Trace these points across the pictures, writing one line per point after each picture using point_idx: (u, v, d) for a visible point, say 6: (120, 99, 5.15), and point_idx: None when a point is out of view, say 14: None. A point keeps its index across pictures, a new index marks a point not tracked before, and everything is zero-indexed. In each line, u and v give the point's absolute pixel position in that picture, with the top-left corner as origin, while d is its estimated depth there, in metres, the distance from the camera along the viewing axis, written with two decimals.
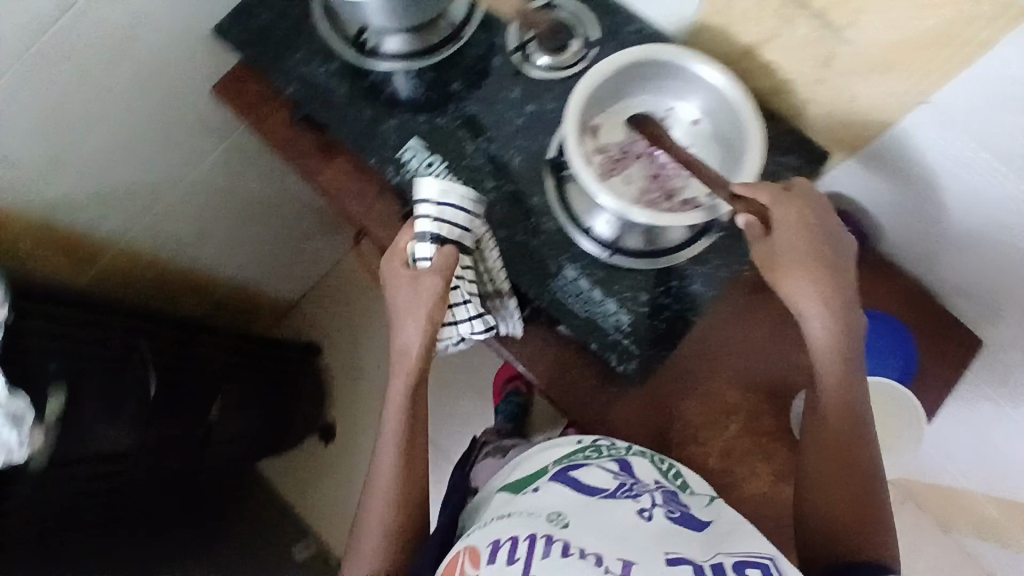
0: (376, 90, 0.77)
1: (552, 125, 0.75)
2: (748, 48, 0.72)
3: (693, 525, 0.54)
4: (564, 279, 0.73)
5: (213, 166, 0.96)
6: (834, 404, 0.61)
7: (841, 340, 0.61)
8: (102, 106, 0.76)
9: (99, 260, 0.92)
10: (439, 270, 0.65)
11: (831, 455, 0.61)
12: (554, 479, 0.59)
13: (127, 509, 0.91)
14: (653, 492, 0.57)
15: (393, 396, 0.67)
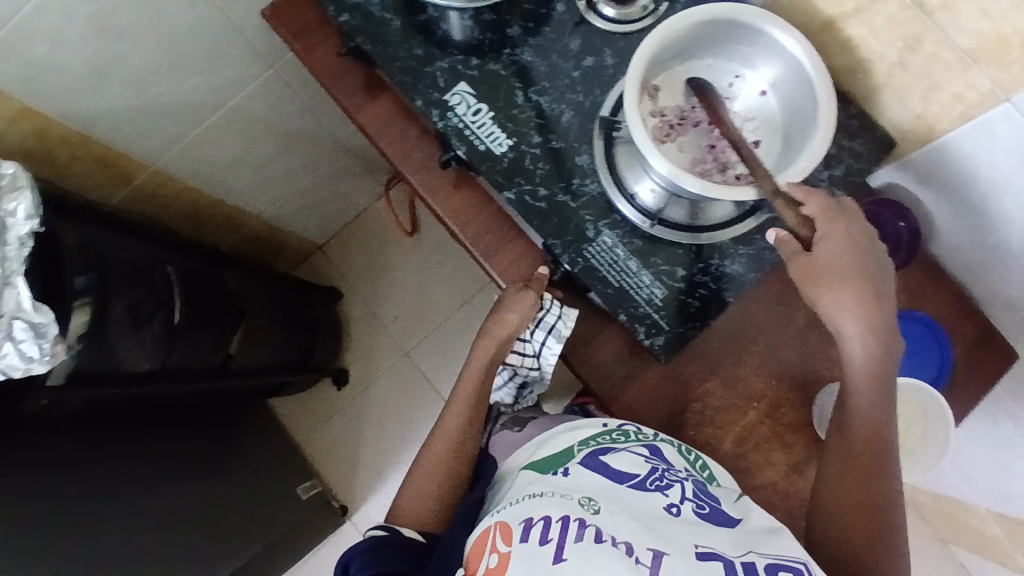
0: (430, 28, 0.74)
1: (608, 83, 0.72)
2: (830, 19, 0.67)
3: (722, 520, 0.54)
4: (600, 245, 0.70)
5: (254, 93, 0.95)
6: (861, 428, 0.61)
7: (875, 365, 0.60)
8: (157, 20, 0.76)
9: (134, 178, 0.93)
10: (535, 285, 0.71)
11: (851, 477, 0.61)
12: (584, 464, 0.59)
13: (152, 419, 0.95)
14: (684, 482, 0.57)
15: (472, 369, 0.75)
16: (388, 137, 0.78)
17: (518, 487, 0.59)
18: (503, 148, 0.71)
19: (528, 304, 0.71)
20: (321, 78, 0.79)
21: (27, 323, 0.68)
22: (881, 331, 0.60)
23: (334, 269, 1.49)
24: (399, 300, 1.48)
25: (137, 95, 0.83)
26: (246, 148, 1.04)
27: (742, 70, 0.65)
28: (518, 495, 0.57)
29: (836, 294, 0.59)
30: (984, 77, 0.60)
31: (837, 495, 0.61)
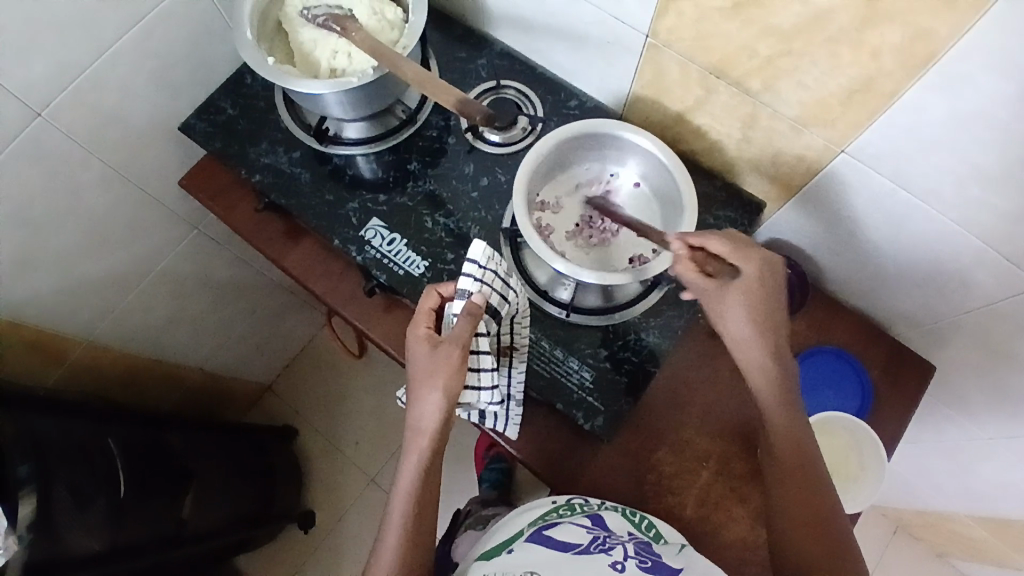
0: (339, 173, 0.81)
1: (505, 196, 0.80)
2: (679, 115, 0.77)
3: (664, 570, 0.63)
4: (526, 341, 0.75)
5: (183, 253, 0.99)
6: (786, 443, 0.64)
7: (778, 382, 0.64)
8: (77, 204, 0.80)
9: (68, 356, 0.92)
10: (457, 341, 0.62)
11: (794, 487, 0.63)
12: (530, 540, 0.66)
13: None
14: (626, 543, 0.66)
15: (405, 473, 0.65)
16: (315, 275, 0.82)
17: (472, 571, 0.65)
18: (420, 269, 0.77)
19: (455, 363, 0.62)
20: (243, 233, 0.84)
21: None
22: (773, 349, 0.64)
23: (285, 407, 1.47)
24: (354, 425, 1.46)
25: (64, 278, 0.84)
26: (180, 306, 1.06)
27: (614, 168, 0.75)
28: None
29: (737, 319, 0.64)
30: (817, 137, 0.67)
31: (789, 516, 0.62)
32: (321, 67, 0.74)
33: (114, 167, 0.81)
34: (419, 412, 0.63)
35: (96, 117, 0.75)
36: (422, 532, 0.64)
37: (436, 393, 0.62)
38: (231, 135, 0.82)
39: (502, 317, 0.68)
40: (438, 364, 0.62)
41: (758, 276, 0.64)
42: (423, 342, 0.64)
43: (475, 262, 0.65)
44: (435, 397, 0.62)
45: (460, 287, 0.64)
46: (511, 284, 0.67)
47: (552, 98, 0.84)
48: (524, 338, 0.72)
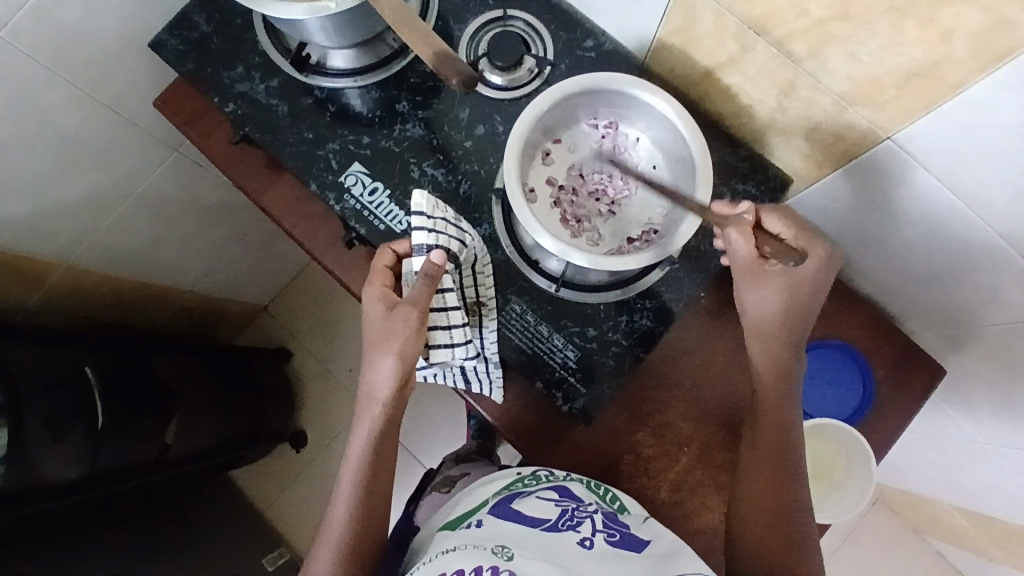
0: (321, 107, 0.73)
1: (503, 149, 0.72)
2: (708, 71, 0.67)
3: (629, 546, 0.63)
4: (510, 313, 0.70)
5: (164, 176, 0.94)
6: (769, 424, 0.63)
7: (778, 366, 0.62)
8: (41, 127, 0.74)
9: (48, 280, 0.90)
10: (415, 303, 0.59)
11: (768, 469, 0.62)
12: (496, 512, 0.66)
13: (104, 520, 0.91)
14: (594, 515, 0.65)
15: (359, 439, 0.65)
16: (294, 219, 0.77)
17: (436, 543, 0.64)
18: (404, 226, 0.71)
19: (413, 326, 0.59)
20: (220, 166, 0.78)
21: None
22: (789, 324, 0.61)
23: (280, 328, 1.47)
24: (348, 352, 1.46)
25: (34, 202, 0.80)
26: (166, 229, 1.02)
27: (624, 132, 0.66)
28: (436, 549, 0.62)
29: (755, 291, 0.61)
30: (862, 119, 0.58)
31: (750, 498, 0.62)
32: None
33: (77, 85, 0.74)
34: (373, 377, 0.62)
35: (49, 30, 0.66)
36: (375, 503, 0.65)
37: (389, 357, 0.60)
38: (204, 56, 0.74)
39: (463, 265, 0.66)
40: (392, 329, 0.60)
41: (812, 274, 0.60)
42: (379, 303, 0.61)
43: (423, 215, 0.62)
44: (389, 360, 0.61)
45: (415, 244, 0.61)
46: (464, 227, 0.65)
47: (566, 35, 0.73)
48: (489, 291, 0.69)
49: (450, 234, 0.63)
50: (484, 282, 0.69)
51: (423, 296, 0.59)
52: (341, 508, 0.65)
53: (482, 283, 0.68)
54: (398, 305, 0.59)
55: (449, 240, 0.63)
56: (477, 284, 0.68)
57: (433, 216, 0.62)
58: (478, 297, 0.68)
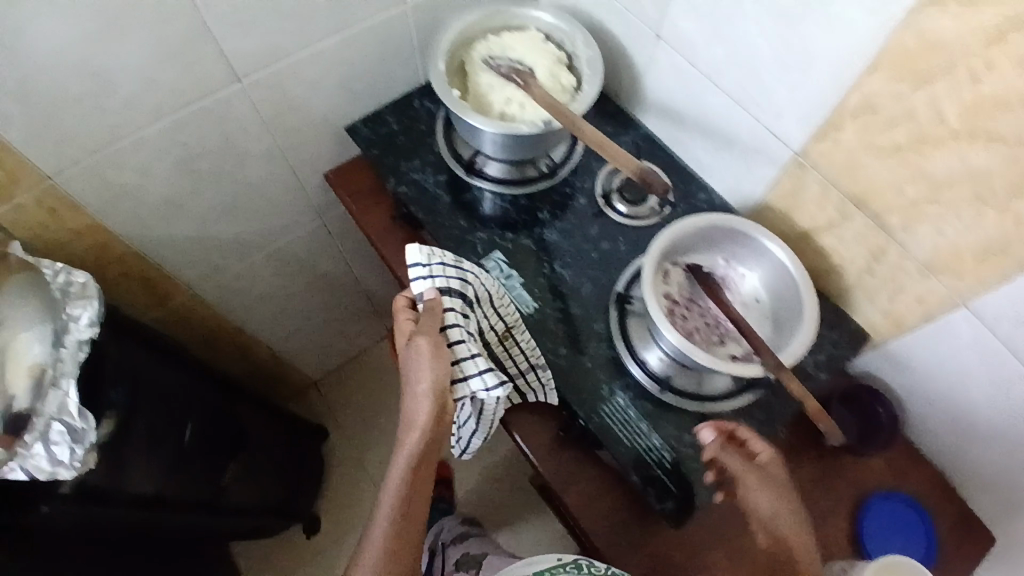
0: (476, 204, 0.87)
1: (623, 263, 0.83)
2: (805, 232, 0.81)
3: None
4: (614, 405, 0.76)
5: (300, 238, 1.06)
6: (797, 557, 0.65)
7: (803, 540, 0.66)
8: (237, 172, 0.87)
9: (171, 300, 0.98)
10: (427, 332, 0.68)
11: None
12: None
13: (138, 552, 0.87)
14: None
15: (396, 467, 0.70)
16: (405, 266, 0.86)
17: None
18: (530, 309, 0.80)
19: (429, 351, 0.67)
20: (368, 235, 0.90)
21: (65, 427, 0.66)
22: (789, 495, 0.68)
23: (323, 407, 1.49)
24: (382, 445, 1.46)
25: (196, 230, 0.90)
26: (278, 285, 1.11)
27: (735, 266, 0.78)
28: None
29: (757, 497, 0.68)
30: (942, 285, 0.70)
31: None
32: (491, 111, 0.81)
33: (281, 149, 0.89)
34: (411, 405, 0.69)
35: (284, 101, 0.83)
36: (407, 529, 0.69)
37: (421, 382, 0.67)
38: (389, 147, 0.90)
39: (473, 300, 0.75)
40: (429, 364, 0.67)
41: (778, 463, 0.69)
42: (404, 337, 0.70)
43: (420, 264, 0.72)
44: (422, 385, 0.68)
45: (416, 288, 0.71)
46: (462, 264, 0.74)
47: (683, 187, 0.90)
48: (513, 316, 0.78)
49: (447, 273, 0.72)
50: (505, 304, 0.78)
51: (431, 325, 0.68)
52: (380, 539, 0.68)
53: (504, 305, 0.77)
54: (415, 335, 0.68)
55: (447, 279, 0.72)
56: (499, 310, 0.77)
57: (428, 262, 0.72)
58: (506, 324, 0.77)
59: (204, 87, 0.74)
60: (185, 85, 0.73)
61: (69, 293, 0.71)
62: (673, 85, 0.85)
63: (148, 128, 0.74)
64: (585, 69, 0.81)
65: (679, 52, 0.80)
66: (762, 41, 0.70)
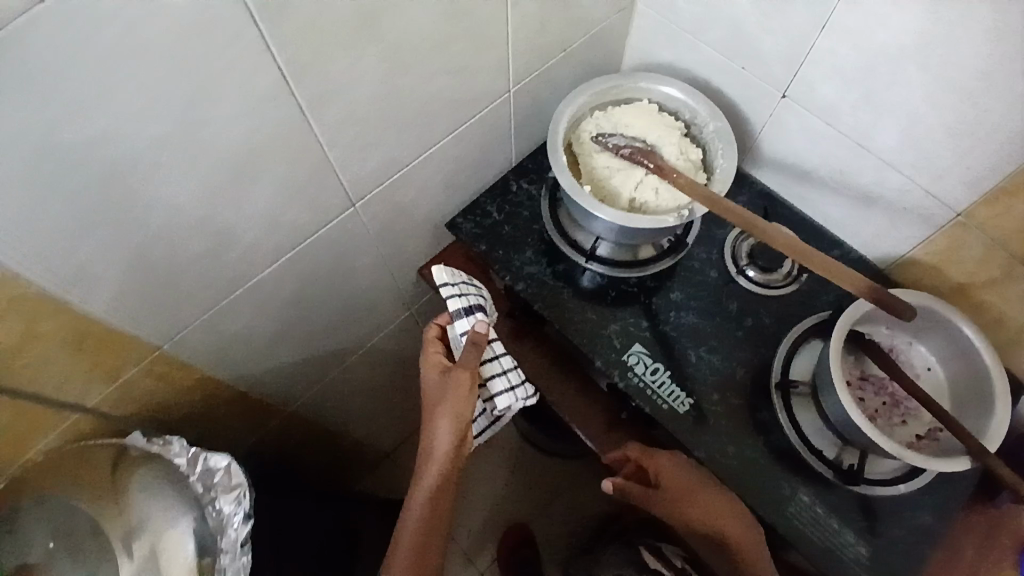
0: (602, 292, 0.81)
1: (772, 340, 0.78)
2: (960, 287, 0.76)
3: None
4: (798, 504, 0.70)
5: (391, 331, 0.98)
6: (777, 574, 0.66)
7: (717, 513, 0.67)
8: (342, 288, 0.80)
9: (271, 421, 0.90)
10: (466, 366, 0.68)
11: None
12: None
13: None
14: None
15: (416, 501, 0.72)
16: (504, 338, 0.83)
17: None
18: (686, 407, 0.74)
19: (463, 385, 0.68)
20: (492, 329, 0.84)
21: None
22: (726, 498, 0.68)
23: (402, 480, 1.39)
24: (470, 518, 1.36)
25: (302, 352, 0.82)
26: (367, 378, 1.04)
27: (905, 343, 0.73)
28: None
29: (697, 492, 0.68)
30: None
31: None
32: (621, 198, 0.76)
33: (386, 255, 0.82)
34: (434, 438, 0.70)
35: (391, 208, 0.75)
36: (429, 556, 0.72)
37: (445, 419, 0.68)
38: (498, 238, 0.84)
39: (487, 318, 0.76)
40: (449, 396, 0.69)
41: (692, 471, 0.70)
42: (435, 369, 0.71)
43: (448, 284, 0.71)
44: (445, 421, 0.69)
45: (454, 310, 0.70)
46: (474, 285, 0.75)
47: (815, 246, 0.85)
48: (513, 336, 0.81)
49: (473, 293, 0.73)
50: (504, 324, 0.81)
51: (472, 355, 0.68)
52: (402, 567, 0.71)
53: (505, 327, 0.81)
54: (452, 370, 0.68)
55: (474, 297, 0.73)
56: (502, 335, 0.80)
57: (455, 282, 0.71)
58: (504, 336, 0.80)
59: (317, 213, 0.66)
60: (310, 215, 0.65)
61: (211, 487, 0.64)
62: (798, 142, 0.80)
63: (262, 276, 0.66)
64: (714, 141, 0.76)
65: (810, 112, 0.75)
66: (923, 105, 0.66)
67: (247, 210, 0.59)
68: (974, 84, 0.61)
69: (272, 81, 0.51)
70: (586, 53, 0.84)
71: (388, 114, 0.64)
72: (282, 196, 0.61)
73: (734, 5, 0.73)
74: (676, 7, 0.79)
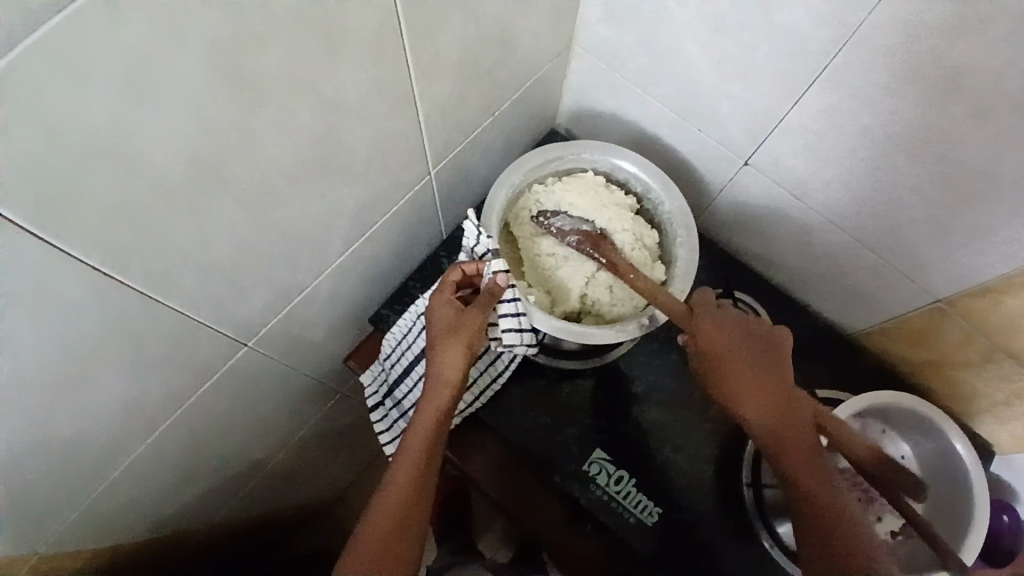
0: (553, 389, 0.72)
1: (736, 431, 0.71)
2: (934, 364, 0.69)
3: None
4: None
5: (322, 416, 0.89)
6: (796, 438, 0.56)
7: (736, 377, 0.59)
8: (249, 411, 0.69)
9: (192, 539, 0.81)
10: (486, 303, 0.60)
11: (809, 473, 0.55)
12: None
13: None
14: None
15: (416, 426, 0.59)
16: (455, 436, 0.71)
17: None
18: (654, 518, 0.68)
19: (480, 324, 0.59)
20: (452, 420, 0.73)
21: None
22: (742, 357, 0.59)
23: None
24: None
25: (213, 477, 0.73)
26: (302, 459, 0.95)
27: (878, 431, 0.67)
28: None
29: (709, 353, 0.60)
30: None
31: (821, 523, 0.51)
32: (571, 299, 0.65)
33: (297, 365, 0.71)
34: (440, 363, 0.59)
35: (294, 327, 0.64)
36: (425, 489, 0.58)
37: (458, 349, 0.59)
38: None
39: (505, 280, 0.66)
40: (465, 325, 0.59)
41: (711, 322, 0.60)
42: (448, 304, 0.60)
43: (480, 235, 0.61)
44: (458, 350, 0.59)
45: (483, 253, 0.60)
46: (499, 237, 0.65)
47: (778, 313, 0.76)
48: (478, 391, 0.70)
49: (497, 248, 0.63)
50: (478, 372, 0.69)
51: (494, 292, 0.60)
52: (404, 478, 0.57)
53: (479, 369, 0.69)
54: (473, 306, 0.59)
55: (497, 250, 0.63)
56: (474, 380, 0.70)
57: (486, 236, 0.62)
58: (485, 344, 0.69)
59: (190, 370, 0.54)
60: (182, 379, 0.54)
61: None
62: (762, 207, 0.70)
63: (139, 450, 0.56)
64: (670, 225, 0.66)
65: (777, 183, 0.65)
66: (902, 191, 0.55)
67: (98, 407, 0.47)
68: (963, 176, 0.50)
69: (88, 283, 0.38)
70: (518, 109, 0.71)
71: (271, 253, 0.52)
72: (145, 376, 0.49)
73: (689, 64, 0.61)
74: (622, 56, 0.66)
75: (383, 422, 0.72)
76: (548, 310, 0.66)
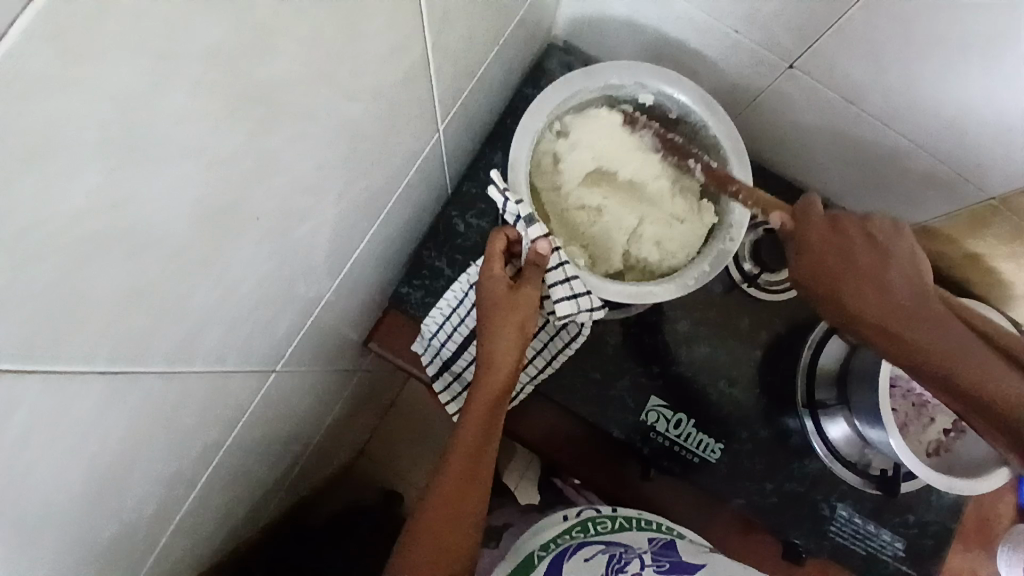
0: (600, 342, 0.68)
1: (785, 353, 0.70)
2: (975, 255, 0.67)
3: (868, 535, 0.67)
4: (837, 519, 0.68)
5: (346, 394, 0.84)
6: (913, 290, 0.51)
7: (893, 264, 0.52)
8: (283, 423, 0.63)
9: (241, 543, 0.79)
10: (535, 276, 0.53)
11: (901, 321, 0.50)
12: None
13: None
14: (643, 555, 0.63)
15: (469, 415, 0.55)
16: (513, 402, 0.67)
17: None
18: (717, 454, 0.68)
19: (532, 301, 0.53)
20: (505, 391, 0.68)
21: None
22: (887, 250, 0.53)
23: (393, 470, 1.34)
24: None
25: (256, 488, 0.68)
26: (330, 437, 0.92)
27: None
28: None
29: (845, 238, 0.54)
30: None
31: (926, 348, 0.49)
32: (616, 253, 0.59)
33: (322, 364, 0.64)
34: (491, 347, 0.54)
35: (318, 334, 0.57)
36: (479, 475, 0.56)
37: (511, 331, 0.53)
38: None
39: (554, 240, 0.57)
40: (516, 299, 0.53)
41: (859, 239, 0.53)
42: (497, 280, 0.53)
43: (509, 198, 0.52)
44: (510, 332, 0.53)
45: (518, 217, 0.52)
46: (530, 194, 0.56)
47: None
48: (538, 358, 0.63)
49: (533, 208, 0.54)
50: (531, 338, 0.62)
51: (540, 258, 0.52)
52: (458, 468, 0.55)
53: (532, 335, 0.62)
54: (523, 284, 0.52)
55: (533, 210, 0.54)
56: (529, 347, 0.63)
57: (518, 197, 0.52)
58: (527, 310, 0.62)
59: (223, 418, 0.47)
60: (216, 429, 0.47)
61: None
62: (806, 116, 0.63)
63: (186, 506, 0.50)
64: (716, 152, 0.59)
65: (827, 88, 0.58)
66: (978, 91, 0.50)
67: (140, 492, 0.41)
68: None
69: (103, 391, 0.30)
70: (519, 34, 0.60)
71: (291, 272, 0.43)
72: (180, 444, 0.42)
73: None
74: None
75: (447, 394, 0.66)
76: (591, 269, 0.59)
